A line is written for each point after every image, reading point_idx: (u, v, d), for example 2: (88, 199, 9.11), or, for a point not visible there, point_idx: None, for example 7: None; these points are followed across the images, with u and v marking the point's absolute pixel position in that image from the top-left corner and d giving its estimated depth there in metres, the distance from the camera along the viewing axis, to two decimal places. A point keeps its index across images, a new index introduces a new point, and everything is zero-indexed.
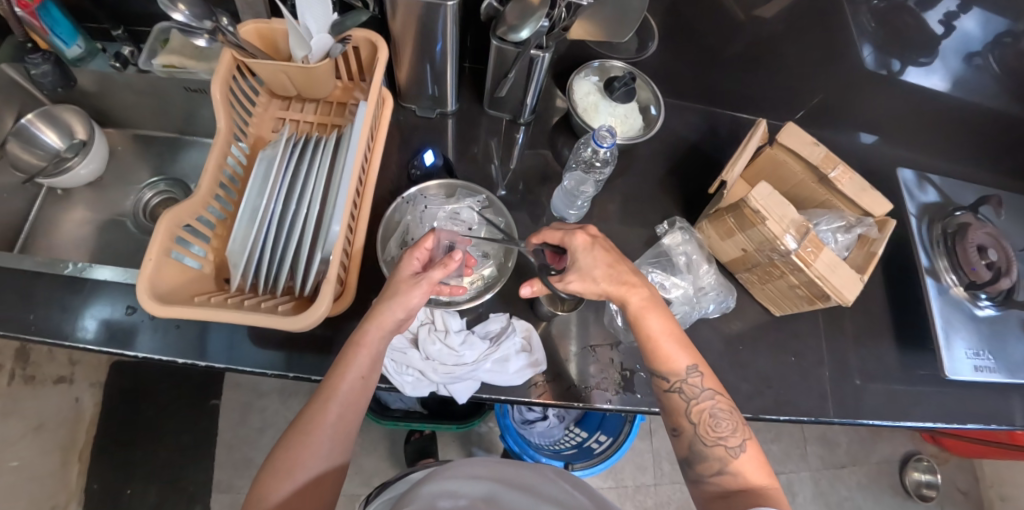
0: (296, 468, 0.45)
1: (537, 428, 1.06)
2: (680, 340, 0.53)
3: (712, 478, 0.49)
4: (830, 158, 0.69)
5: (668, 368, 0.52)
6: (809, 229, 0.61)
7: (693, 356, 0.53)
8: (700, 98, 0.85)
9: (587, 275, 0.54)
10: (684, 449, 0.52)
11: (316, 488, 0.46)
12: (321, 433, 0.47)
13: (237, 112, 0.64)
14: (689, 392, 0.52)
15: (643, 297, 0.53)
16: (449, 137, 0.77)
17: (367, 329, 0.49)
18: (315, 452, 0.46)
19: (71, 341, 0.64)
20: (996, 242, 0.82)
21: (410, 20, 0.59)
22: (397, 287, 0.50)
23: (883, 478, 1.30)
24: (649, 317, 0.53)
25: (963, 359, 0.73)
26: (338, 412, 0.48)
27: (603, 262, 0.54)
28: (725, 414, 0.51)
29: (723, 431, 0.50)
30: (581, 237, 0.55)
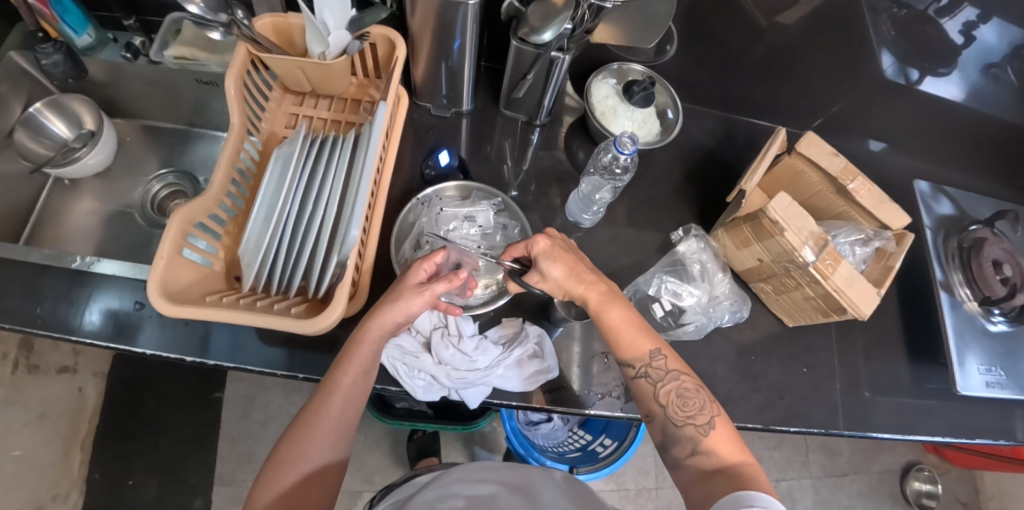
0: (299, 462, 0.44)
1: (541, 430, 1.04)
2: (640, 328, 0.53)
3: (687, 460, 0.48)
4: (849, 170, 0.68)
5: (634, 354, 0.52)
6: (827, 241, 0.61)
7: (654, 340, 0.52)
8: (719, 104, 0.84)
9: (550, 278, 0.55)
10: (659, 434, 0.50)
11: (320, 480, 0.45)
12: (325, 426, 0.46)
13: (250, 107, 0.63)
14: (655, 375, 0.51)
15: (601, 293, 0.54)
16: (463, 137, 0.76)
17: (371, 324, 0.49)
18: (318, 447, 0.46)
19: (77, 335, 0.63)
20: (1011, 258, 0.81)
21: (428, 17, 0.58)
22: (402, 295, 0.50)
23: (883, 487, 1.30)
24: (609, 310, 0.53)
25: (975, 375, 0.73)
26: (341, 407, 0.47)
27: (563, 263, 0.55)
28: (691, 392, 0.49)
29: (691, 410, 0.48)
30: (541, 243, 0.56)
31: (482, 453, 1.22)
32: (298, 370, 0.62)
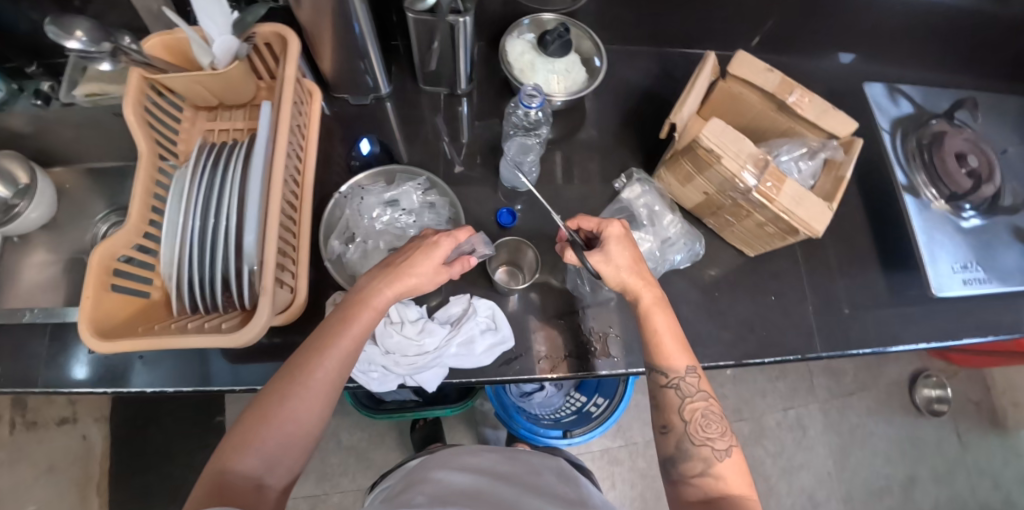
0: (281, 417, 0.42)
1: (536, 399, 1.04)
2: (682, 343, 0.54)
3: (693, 480, 0.49)
4: (787, 83, 0.65)
5: (669, 364, 0.53)
6: (768, 162, 0.58)
7: (689, 358, 0.54)
8: (648, 41, 0.80)
9: (612, 262, 0.55)
10: (670, 447, 0.51)
11: (300, 437, 0.43)
12: (317, 381, 0.44)
13: (158, 131, 0.62)
14: (686, 390, 0.52)
15: (655, 296, 0.55)
16: (389, 121, 0.74)
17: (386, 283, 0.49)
18: (306, 402, 0.43)
19: (64, 387, 0.64)
20: (975, 148, 0.78)
21: (318, 9, 0.56)
22: (421, 272, 0.49)
23: (894, 400, 1.28)
24: (655, 315, 0.55)
25: (952, 275, 0.70)
26: (337, 364, 0.45)
27: (630, 252, 0.56)
28: (716, 417, 0.51)
29: (712, 432, 0.50)
30: (615, 227, 0.56)
31: (488, 431, 1.22)
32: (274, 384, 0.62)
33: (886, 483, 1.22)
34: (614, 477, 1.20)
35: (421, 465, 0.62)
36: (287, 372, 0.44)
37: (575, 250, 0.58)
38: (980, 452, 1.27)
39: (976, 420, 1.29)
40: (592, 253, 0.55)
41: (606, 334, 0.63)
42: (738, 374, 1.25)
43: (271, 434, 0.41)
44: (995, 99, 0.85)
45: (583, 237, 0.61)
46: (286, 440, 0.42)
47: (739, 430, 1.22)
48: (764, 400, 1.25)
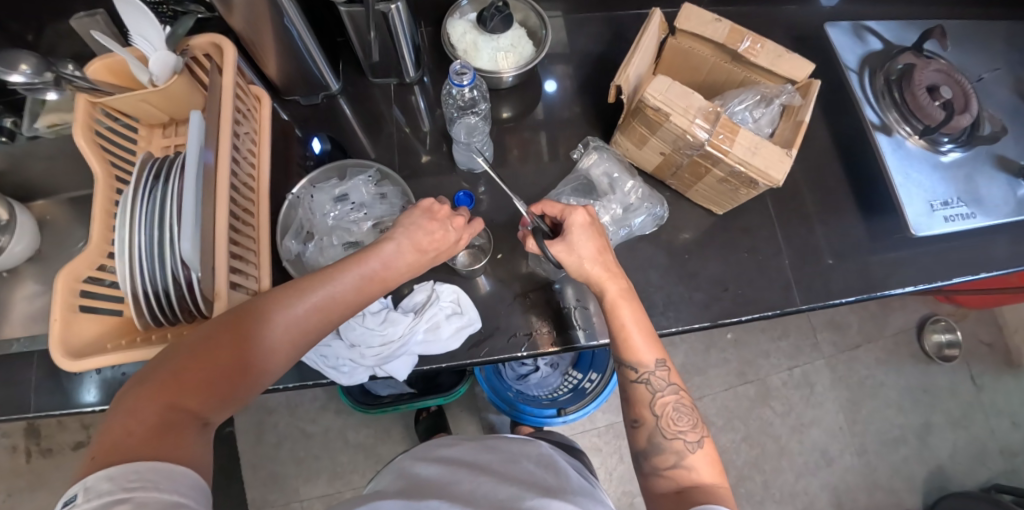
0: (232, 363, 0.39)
1: (532, 380, 0.99)
2: (651, 336, 0.54)
3: (665, 472, 0.49)
4: (737, 31, 0.63)
5: (638, 358, 0.53)
6: (718, 114, 0.57)
7: (660, 351, 0.53)
8: (599, 6, 0.78)
9: (575, 252, 0.54)
10: (643, 441, 0.51)
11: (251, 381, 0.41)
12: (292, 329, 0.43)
13: (112, 153, 0.63)
14: (657, 384, 0.52)
15: (620, 288, 0.55)
16: (343, 118, 0.74)
17: (401, 256, 0.51)
18: (268, 355, 0.42)
19: (69, 406, 0.67)
20: (948, 78, 0.75)
21: (247, 15, 0.56)
22: (443, 249, 0.54)
23: (902, 348, 1.24)
24: (622, 307, 0.54)
25: (931, 214, 0.68)
26: (319, 318, 0.45)
27: (594, 242, 0.55)
28: (687, 410, 0.51)
29: (683, 425, 0.50)
30: (580, 216, 0.56)
31: (492, 417, 1.22)
32: None
33: (901, 433, 1.18)
34: (622, 451, 1.16)
35: (395, 465, 0.60)
36: (241, 315, 0.41)
37: (538, 236, 0.57)
38: (996, 394, 1.23)
39: (989, 361, 1.25)
40: (554, 243, 0.55)
41: (576, 307, 0.63)
42: (739, 337, 1.22)
43: (227, 381, 0.39)
44: (967, 26, 0.81)
45: (549, 224, 0.60)
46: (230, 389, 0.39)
47: (744, 393, 1.20)
48: (767, 361, 1.22)
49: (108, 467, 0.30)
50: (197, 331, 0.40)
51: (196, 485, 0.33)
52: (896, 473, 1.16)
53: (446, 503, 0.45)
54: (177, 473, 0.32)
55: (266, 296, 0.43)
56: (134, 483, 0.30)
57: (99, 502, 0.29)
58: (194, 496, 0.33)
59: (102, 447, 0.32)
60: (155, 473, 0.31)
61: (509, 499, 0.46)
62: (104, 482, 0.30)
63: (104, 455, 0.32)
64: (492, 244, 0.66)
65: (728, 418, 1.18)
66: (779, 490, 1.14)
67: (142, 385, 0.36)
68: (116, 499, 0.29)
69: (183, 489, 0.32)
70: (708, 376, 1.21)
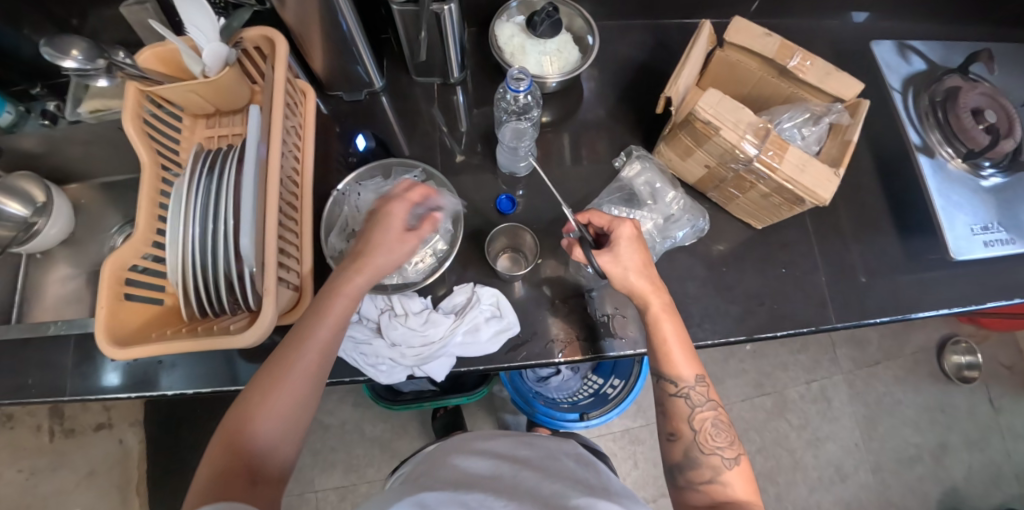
0: (273, 410, 0.42)
1: (552, 383, 0.97)
2: (690, 350, 0.54)
3: (700, 486, 0.49)
4: (786, 47, 0.63)
5: (678, 372, 0.52)
6: (769, 130, 0.57)
7: (698, 367, 0.53)
8: (643, 14, 0.78)
9: (620, 264, 0.54)
10: (678, 455, 0.51)
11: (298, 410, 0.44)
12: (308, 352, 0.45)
13: (158, 142, 0.63)
14: (696, 399, 0.52)
15: (663, 303, 0.54)
16: (384, 115, 0.74)
17: (354, 276, 0.47)
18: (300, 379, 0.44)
19: (102, 393, 0.67)
20: (992, 102, 0.74)
21: (303, 10, 0.56)
22: (386, 244, 0.49)
23: (921, 367, 1.24)
24: (664, 322, 0.54)
25: (972, 237, 0.68)
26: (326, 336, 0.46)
27: (639, 256, 0.55)
28: (724, 426, 0.51)
29: (721, 442, 0.50)
30: (627, 229, 0.56)
31: (508, 416, 1.22)
32: None
33: (916, 452, 1.18)
34: (637, 457, 1.15)
35: (429, 458, 0.60)
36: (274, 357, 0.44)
37: (584, 246, 0.57)
38: (1014, 417, 1.22)
39: (1009, 384, 1.25)
40: (600, 253, 0.55)
41: (614, 316, 0.63)
42: (759, 349, 1.22)
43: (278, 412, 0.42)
44: (1012, 48, 0.81)
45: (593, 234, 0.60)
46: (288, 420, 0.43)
47: (761, 405, 1.19)
48: (785, 373, 1.22)
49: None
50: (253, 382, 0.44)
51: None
52: (910, 492, 1.16)
53: (492, 497, 0.45)
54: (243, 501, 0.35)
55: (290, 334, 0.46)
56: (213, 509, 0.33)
57: None
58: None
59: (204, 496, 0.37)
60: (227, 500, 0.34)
61: (553, 498, 0.46)
62: None
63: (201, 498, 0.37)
64: (536, 253, 0.66)
65: (744, 428, 1.18)
66: (792, 503, 1.14)
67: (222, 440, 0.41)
68: None
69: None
70: (725, 385, 1.20)
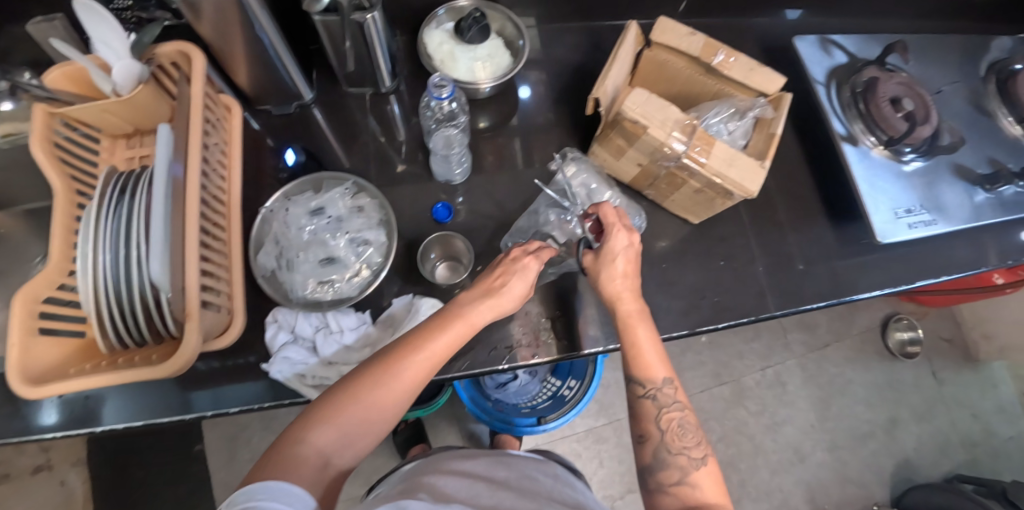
0: (351, 413, 0.43)
1: (511, 389, 0.96)
2: (661, 355, 0.53)
3: (669, 487, 0.47)
4: (711, 45, 0.64)
5: (646, 375, 0.52)
6: (695, 126, 0.58)
7: (669, 369, 0.53)
8: (573, 17, 0.79)
9: (602, 272, 0.56)
10: (646, 457, 0.50)
11: (365, 428, 0.43)
12: (404, 364, 0.46)
13: (72, 165, 0.60)
14: (663, 400, 0.51)
15: (637, 309, 0.55)
16: (317, 128, 0.72)
17: (456, 322, 0.50)
18: (389, 391, 0.44)
19: (27, 434, 0.58)
20: (908, 91, 0.78)
21: (219, 23, 0.54)
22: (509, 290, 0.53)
23: (868, 346, 1.29)
24: (638, 327, 0.54)
25: (896, 221, 0.71)
26: (426, 356, 0.47)
27: (625, 267, 0.57)
28: (691, 427, 0.50)
29: (688, 441, 0.49)
30: (621, 239, 0.56)
31: (474, 424, 1.21)
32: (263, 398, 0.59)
33: (868, 428, 1.23)
34: (602, 455, 1.15)
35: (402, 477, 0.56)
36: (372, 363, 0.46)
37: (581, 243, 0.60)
38: (955, 387, 1.29)
39: (949, 356, 1.31)
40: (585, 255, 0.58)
41: (554, 319, 0.64)
42: (715, 340, 1.24)
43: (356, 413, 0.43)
44: (925, 40, 0.85)
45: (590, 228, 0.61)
46: (370, 427, 0.44)
47: (720, 394, 1.22)
48: (741, 362, 1.25)
49: (250, 485, 0.36)
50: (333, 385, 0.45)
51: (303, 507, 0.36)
52: (865, 466, 1.20)
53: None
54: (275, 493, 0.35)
55: (386, 349, 0.47)
56: (247, 499, 0.35)
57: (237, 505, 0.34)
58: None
59: (255, 474, 0.38)
60: (281, 490, 0.36)
61: None
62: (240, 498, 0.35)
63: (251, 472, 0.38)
64: (472, 259, 0.65)
65: (705, 418, 1.20)
66: (755, 487, 1.17)
67: (310, 420, 0.42)
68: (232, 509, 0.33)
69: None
70: (683, 378, 1.23)
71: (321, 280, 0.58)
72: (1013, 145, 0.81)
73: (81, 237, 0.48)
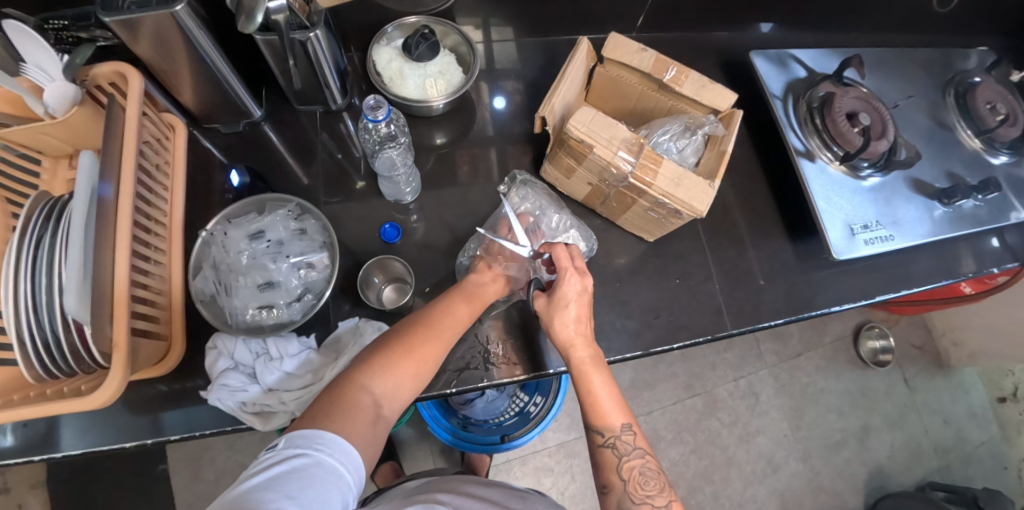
0: (400, 368, 0.47)
1: (477, 405, 0.96)
2: (618, 400, 0.52)
3: None
4: (662, 61, 0.64)
5: (602, 423, 0.51)
6: (642, 145, 0.58)
7: (627, 414, 0.52)
8: (529, 32, 0.78)
9: (553, 314, 0.55)
10: (612, 507, 0.49)
11: (411, 382, 0.48)
12: (440, 330, 0.52)
13: (8, 188, 0.58)
14: (623, 448, 0.50)
15: (590, 355, 0.54)
16: (267, 147, 0.71)
17: (473, 300, 0.58)
18: (432, 349, 0.50)
19: None
20: (867, 105, 0.77)
21: (153, 42, 0.53)
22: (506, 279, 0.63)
23: (841, 355, 1.29)
24: (593, 373, 0.53)
25: (852, 238, 0.71)
26: (457, 324, 0.54)
27: (579, 312, 0.55)
28: (653, 474, 0.49)
29: (650, 489, 0.48)
30: (574, 283, 0.56)
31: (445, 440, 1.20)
32: (218, 422, 0.58)
33: (841, 437, 1.23)
34: (574, 469, 1.14)
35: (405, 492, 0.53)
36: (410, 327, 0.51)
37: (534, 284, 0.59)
38: (927, 394, 1.30)
39: (921, 363, 1.32)
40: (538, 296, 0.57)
41: (506, 342, 0.63)
42: (687, 351, 1.24)
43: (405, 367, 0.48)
44: (883, 53, 0.86)
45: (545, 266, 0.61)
46: (411, 381, 0.48)
47: (693, 405, 1.22)
48: (713, 373, 1.25)
49: (311, 426, 0.39)
50: (376, 343, 0.49)
51: (352, 453, 0.38)
52: (838, 476, 1.21)
53: None
54: (333, 430, 0.39)
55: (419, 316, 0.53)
56: (303, 443, 0.37)
57: (297, 445, 0.36)
58: (346, 497, 0.36)
59: (319, 413, 0.41)
60: (332, 442, 0.38)
61: None
62: (298, 439, 0.37)
63: (318, 412, 0.41)
64: (417, 279, 0.64)
65: (677, 431, 1.20)
66: (728, 499, 1.17)
67: (364, 370, 0.45)
68: (292, 451, 0.36)
69: (350, 450, 0.38)
70: (656, 390, 1.22)
71: (261, 305, 0.58)
72: (971, 158, 0.82)
73: (5, 265, 0.47)
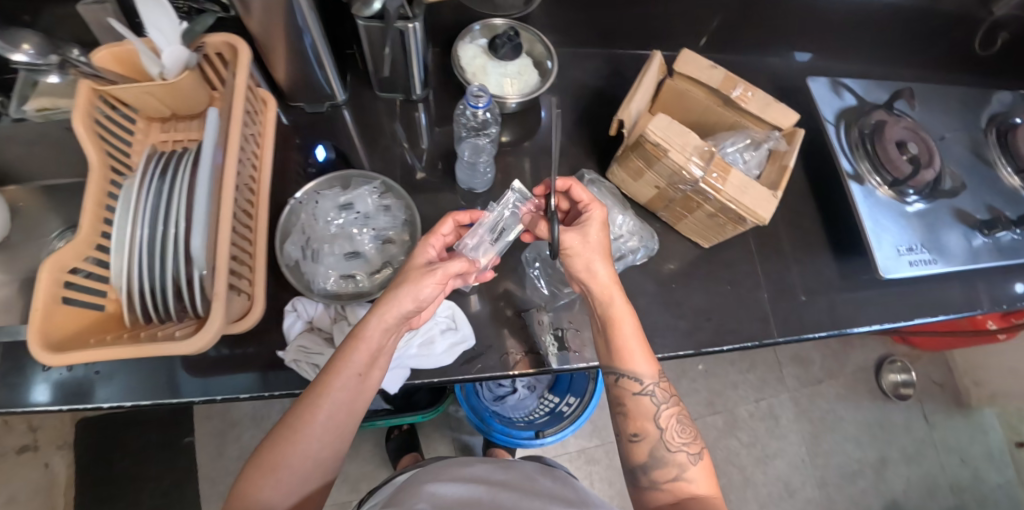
0: (283, 473, 0.45)
1: (509, 402, 1.02)
2: (649, 350, 0.53)
3: (665, 484, 0.50)
4: (730, 79, 0.68)
5: (636, 372, 0.52)
6: (713, 153, 0.61)
7: (657, 364, 0.53)
8: (599, 42, 0.82)
9: (586, 241, 0.54)
10: (642, 455, 0.51)
11: (311, 470, 0.46)
12: (318, 410, 0.46)
13: (108, 142, 0.60)
14: (660, 397, 0.52)
15: (624, 297, 0.54)
16: (345, 129, 0.74)
17: (352, 348, 0.47)
18: (319, 434, 0.46)
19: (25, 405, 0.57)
20: (914, 135, 0.81)
21: (267, 19, 0.56)
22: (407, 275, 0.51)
23: (861, 385, 1.31)
24: (623, 320, 0.53)
25: (898, 257, 0.73)
26: (342, 392, 0.46)
27: (604, 240, 0.55)
28: (686, 423, 0.53)
29: (685, 438, 0.52)
30: (597, 211, 0.56)
31: (466, 437, 1.20)
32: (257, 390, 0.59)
33: (858, 467, 1.24)
34: (593, 476, 1.15)
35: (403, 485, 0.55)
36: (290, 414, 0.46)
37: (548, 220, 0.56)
38: (945, 431, 1.30)
39: (940, 400, 1.33)
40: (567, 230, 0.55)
41: (568, 331, 0.65)
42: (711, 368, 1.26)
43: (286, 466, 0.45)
44: (930, 90, 0.90)
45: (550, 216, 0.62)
46: (308, 476, 0.46)
47: (713, 423, 1.23)
48: (735, 392, 1.26)
49: None
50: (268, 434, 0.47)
51: None
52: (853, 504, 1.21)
53: None
54: None
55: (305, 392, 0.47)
56: None
57: None
58: None
59: None
60: None
61: None
62: None
63: None
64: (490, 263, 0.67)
65: None
66: None
67: (244, 488, 0.44)
68: None
69: None
70: None
71: (343, 274, 0.61)
72: (1011, 194, 0.85)
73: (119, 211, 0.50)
